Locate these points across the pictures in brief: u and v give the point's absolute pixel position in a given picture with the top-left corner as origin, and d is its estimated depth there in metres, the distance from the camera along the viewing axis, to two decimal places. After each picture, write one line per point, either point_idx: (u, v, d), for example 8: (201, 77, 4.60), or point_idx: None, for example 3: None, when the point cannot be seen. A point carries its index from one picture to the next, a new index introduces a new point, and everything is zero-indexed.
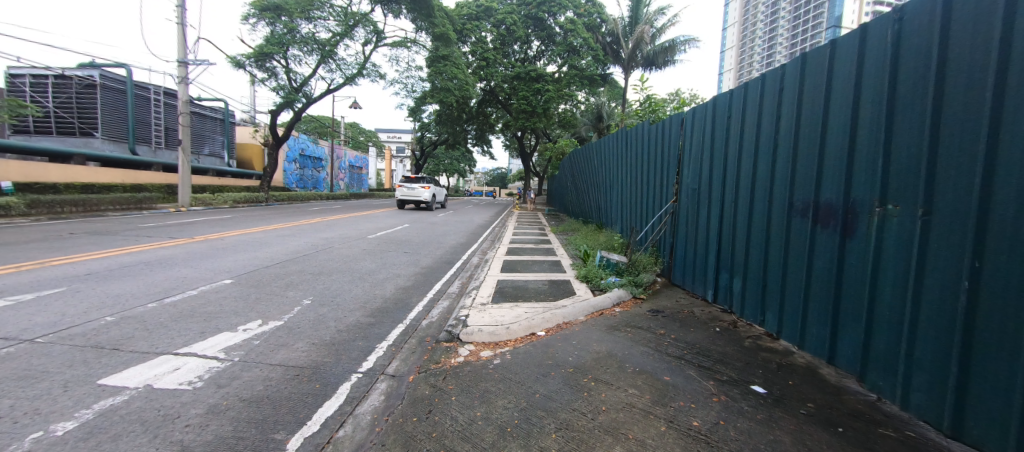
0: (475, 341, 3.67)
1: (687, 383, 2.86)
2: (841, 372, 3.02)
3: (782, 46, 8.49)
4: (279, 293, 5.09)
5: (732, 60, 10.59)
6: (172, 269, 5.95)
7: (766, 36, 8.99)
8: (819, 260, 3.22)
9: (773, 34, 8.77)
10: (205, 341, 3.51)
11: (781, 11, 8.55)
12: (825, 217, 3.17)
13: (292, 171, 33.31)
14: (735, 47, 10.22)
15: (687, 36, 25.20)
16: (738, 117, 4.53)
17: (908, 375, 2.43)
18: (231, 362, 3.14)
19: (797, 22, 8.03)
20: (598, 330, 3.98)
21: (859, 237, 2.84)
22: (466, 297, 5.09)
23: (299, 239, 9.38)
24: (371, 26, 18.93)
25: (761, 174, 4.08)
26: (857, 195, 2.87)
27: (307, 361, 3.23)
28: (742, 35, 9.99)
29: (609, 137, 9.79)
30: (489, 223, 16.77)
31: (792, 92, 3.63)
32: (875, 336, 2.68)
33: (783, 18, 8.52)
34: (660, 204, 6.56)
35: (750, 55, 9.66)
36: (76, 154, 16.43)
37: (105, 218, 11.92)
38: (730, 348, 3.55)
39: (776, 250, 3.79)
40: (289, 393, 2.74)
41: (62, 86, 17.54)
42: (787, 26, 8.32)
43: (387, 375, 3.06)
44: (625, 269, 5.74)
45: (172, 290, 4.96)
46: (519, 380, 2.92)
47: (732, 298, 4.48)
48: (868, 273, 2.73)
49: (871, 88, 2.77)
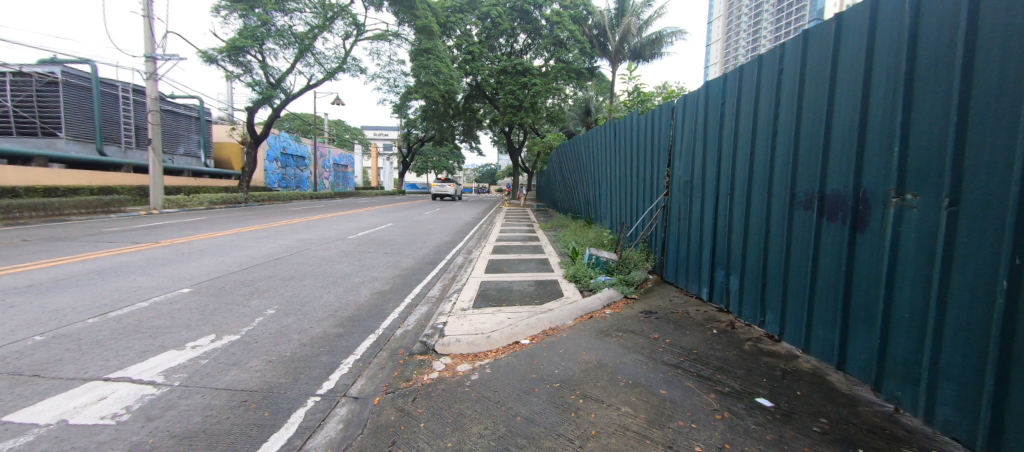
0: (451, 353, 3.32)
1: (685, 397, 2.56)
2: (852, 379, 2.75)
3: (765, 39, 8.39)
4: (241, 302, 4.66)
5: (717, 54, 10.10)
6: (127, 277, 5.46)
7: (748, 32, 8.86)
8: (825, 256, 2.95)
9: (756, 27, 8.74)
10: (143, 363, 3.09)
11: (764, 5, 8.51)
12: (831, 210, 2.89)
13: (274, 170, 32.37)
14: (717, 42, 10.09)
15: (675, 29, 25.08)
16: (732, 103, 4.26)
17: (931, 386, 2.17)
18: (168, 389, 2.73)
19: (781, 15, 8.00)
20: (587, 336, 3.66)
21: (871, 231, 2.56)
22: (446, 301, 4.74)
23: (273, 241, 8.88)
24: (350, 18, 18.26)
25: (758, 164, 3.80)
26: (868, 185, 2.59)
27: (258, 384, 2.84)
28: (727, 27, 9.67)
29: (596, 129, 9.46)
30: (476, 220, 16.38)
31: (792, 75, 3.35)
32: (892, 341, 2.41)
33: (766, 14, 8.46)
34: (650, 198, 6.28)
35: (735, 46, 9.24)
36: (37, 155, 15.51)
37: (68, 223, 11.23)
38: (729, 353, 3.26)
39: (776, 246, 3.53)
40: (231, 424, 2.35)
41: (21, 83, 16.50)
42: (771, 19, 8.29)
43: (348, 398, 2.69)
44: (615, 267, 5.45)
45: (121, 302, 4.49)
46: (498, 399, 2.58)
47: (729, 298, 4.21)
48: (883, 271, 2.45)
49: (886, 66, 2.48)
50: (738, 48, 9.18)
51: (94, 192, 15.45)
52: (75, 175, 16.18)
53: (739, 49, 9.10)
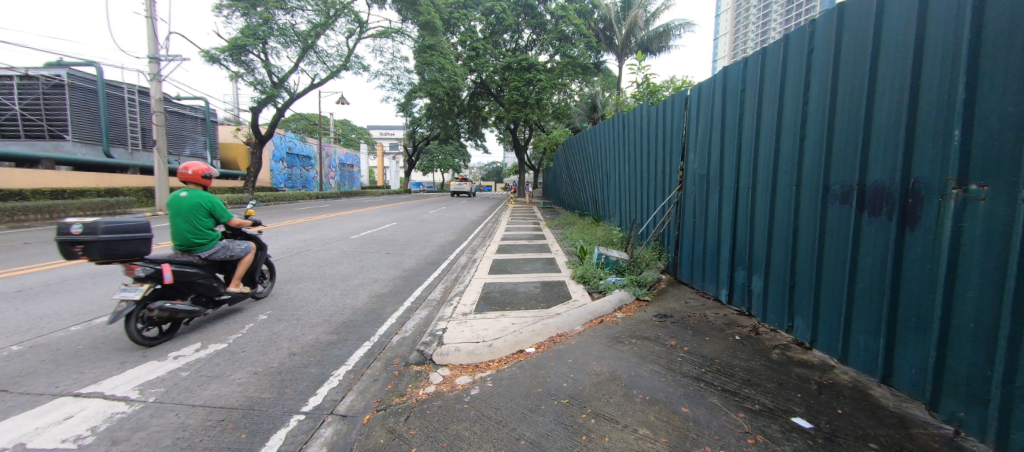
0: (450, 363, 3.06)
1: (710, 417, 2.27)
2: (899, 395, 2.43)
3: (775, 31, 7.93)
4: (232, 308, 4.44)
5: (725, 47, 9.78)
6: (120, 282, 5.31)
7: (757, 24, 8.48)
8: (866, 256, 2.62)
9: (766, 21, 8.25)
10: (120, 376, 2.88)
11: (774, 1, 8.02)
12: (875, 204, 2.55)
13: (280, 171, 32.45)
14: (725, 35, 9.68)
15: (683, 21, 24.55)
16: (753, 89, 3.92)
17: (1005, 410, 1.84)
18: (141, 406, 2.52)
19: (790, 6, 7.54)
20: (598, 343, 3.38)
21: (924, 228, 2.23)
22: (447, 305, 4.47)
23: (273, 242, 8.69)
24: (353, 15, 18.06)
25: (784, 155, 3.46)
26: (920, 175, 2.25)
27: (239, 400, 2.60)
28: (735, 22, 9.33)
29: (604, 123, 9.11)
30: (482, 218, 16.12)
31: (824, 54, 3.00)
32: (952, 354, 2.08)
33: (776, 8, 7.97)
34: (662, 194, 5.95)
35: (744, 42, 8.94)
36: (44, 158, 15.61)
37: (72, 226, 11.21)
38: (756, 363, 2.96)
39: (806, 244, 3.20)
40: (202, 448, 2.10)
41: (28, 87, 16.59)
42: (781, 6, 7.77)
43: (336, 416, 2.44)
44: (626, 267, 5.13)
45: (108, 308, 4.31)
46: (500, 419, 2.31)
47: (752, 300, 3.89)
48: (940, 274, 2.12)
49: (943, 35, 2.13)
50: (747, 41, 8.84)
51: (100, 194, 15.51)
52: (82, 178, 16.27)
53: (747, 42, 8.76)
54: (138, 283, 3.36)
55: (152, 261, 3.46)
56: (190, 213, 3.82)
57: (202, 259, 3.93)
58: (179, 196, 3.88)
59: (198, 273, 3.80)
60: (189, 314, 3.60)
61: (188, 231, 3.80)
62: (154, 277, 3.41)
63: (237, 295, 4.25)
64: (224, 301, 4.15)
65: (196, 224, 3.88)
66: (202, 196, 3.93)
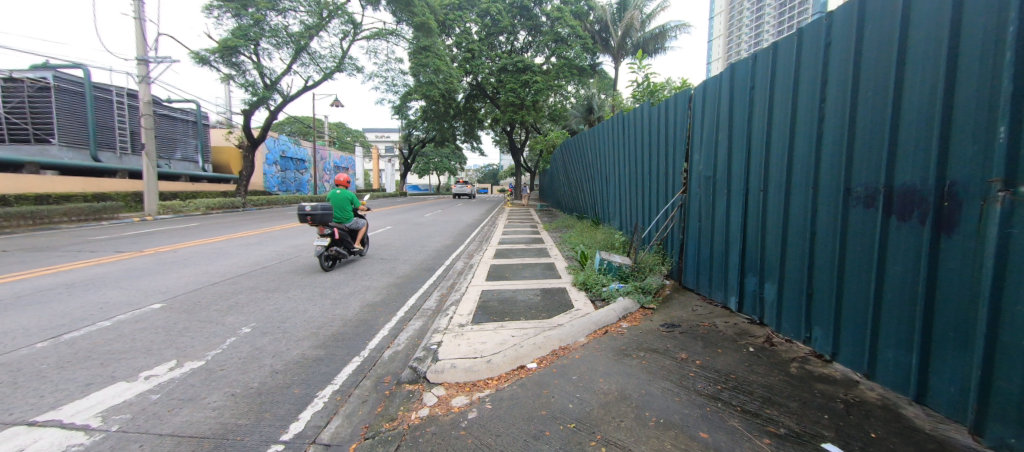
0: (446, 382, 2.82)
1: (731, 444, 2.05)
2: (935, 415, 2.22)
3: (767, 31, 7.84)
4: (214, 320, 4.18)
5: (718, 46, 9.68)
6: (97, 292, 5.02)
7: (751, 25, 8.29)
8: (894, 264, 2.42)
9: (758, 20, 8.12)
10: (82, 401, 2.62)
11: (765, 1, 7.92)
12: (905, 207, 2.35)
13: (273, 174, 32.07)
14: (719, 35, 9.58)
15: (679, 22, 24.48)
16: (763, 86, 3.73)
17: None
18: (101, 436, 2.26)
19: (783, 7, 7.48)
20: (605, 357, 3.16)
21: (964, 234, 2.03)
22: (443, 315, 4.24)
23: (263, 248, 8.42)
24: (346, 16, 17.82)
25: (799, 155, 3.27)
26: (957, 176, 2.06)
27: (211, 427, 2.34)
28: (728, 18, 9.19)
29: (603, 123, 8.92)
30: (478, 221, 15.90)
31: (844, 47, 2.81)
32: (1001, 374, 1.87)
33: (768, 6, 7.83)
34: (665, 196, 5.76)
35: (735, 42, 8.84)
36: (29, 163, 15.23)
37: (55, 232, 10.86)
38: (774, 379, 2.75)
39: (824, 250, 3.00)
40: None
41: (13, 89, 16.20)
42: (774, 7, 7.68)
43: (318, 445, 2.19)
44: (630, 273, 4.91)
45: (79, 322, 4.03)
46: (499, 447, 2.08)
47: (764, 307, 3.69)
48: (983, 285, 1.92)
49: (983, 21, 1.94)
50: (741, 41, 8.66)
51: (87, 199, 15.12)
52: (68, 183, 15.88)
53: (740, 43, 8.59)
54: (324, 237, 6.44)
55: (330, 227, 6.54)
56: (342, 203, 6.89)
57: (346, 227, 6.98)
58: (335, 193, 6.93)
59: (346, 235, 6.84)
60: (343, 256, 6.64)
61: (341, 210, 6.85)
62: (330, 234, 6.50)
63: (359, 252, 7.23)
64: (354, 254, 7.17)
65: (344, 207, 6.93)
66: (347, 192, 7.04)
